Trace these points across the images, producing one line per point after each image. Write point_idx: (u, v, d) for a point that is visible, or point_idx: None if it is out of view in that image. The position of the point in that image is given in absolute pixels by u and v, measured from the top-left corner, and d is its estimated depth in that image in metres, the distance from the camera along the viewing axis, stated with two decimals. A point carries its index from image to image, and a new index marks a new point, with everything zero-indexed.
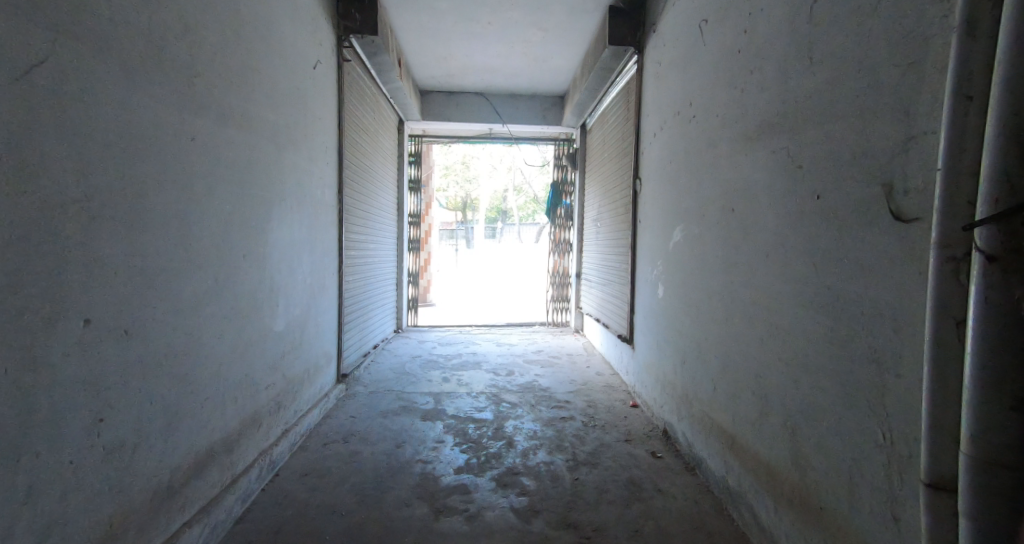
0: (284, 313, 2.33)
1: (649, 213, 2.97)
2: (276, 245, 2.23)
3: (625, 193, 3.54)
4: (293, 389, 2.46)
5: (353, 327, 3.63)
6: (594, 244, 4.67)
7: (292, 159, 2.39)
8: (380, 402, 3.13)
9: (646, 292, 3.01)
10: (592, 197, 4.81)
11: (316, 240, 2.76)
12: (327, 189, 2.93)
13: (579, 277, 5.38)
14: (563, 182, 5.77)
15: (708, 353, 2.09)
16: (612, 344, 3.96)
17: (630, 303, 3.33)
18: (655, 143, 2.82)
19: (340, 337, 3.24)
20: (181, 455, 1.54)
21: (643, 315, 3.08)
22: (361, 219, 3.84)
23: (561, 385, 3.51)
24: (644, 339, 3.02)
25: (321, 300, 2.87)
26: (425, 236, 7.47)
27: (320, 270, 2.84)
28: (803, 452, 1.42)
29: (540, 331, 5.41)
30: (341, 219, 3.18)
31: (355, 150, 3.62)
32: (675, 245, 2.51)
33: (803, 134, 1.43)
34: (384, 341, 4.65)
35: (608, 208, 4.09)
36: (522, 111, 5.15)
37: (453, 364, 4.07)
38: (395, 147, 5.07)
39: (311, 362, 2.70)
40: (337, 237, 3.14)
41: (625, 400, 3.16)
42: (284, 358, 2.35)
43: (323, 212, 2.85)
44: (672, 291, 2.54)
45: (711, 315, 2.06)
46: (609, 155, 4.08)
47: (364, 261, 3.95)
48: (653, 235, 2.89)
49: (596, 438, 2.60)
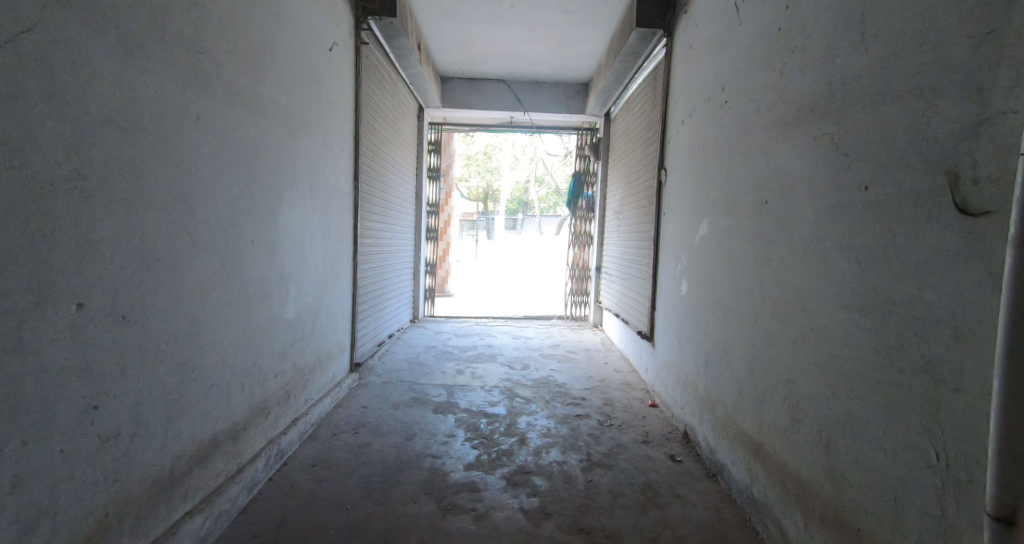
0: (295, 300, 2.29)
1: (674, 206, 2.84)
2: (287, 232, 2.18)
3: (648, 184, 3.41)
4: (304, 378, 2.43)
5: (367, 316, 3.60)
6: (616, 237, 4.53)
7: (306, 144, 2.34)
8: (393, 393, 3.09)
9: (669, 288, 2.90)
10: (615, 189, 4.67)
11: (330, 226, 2.71)
12: (343, 176, 2.88)
13: (599, 271, 5.26)
14: (585, 172, 5.63)
15: (734, 355, 1.97)
16: (631, 340, 3.84)
17: (651, 299, 3.22)
18: (683, 132, 2.68)
19: (354, 326, 3.21)
20: (184, 444, 1.51)
21: (665, 311, 2.96)
22: (378, 207, 3.79)
23: (577, 382, 3.42)
24: (666, 337, 2.91)
25: (335, 289, 2.83)
26: (445, 226, 7.43)
27: (334, 258, 2.80)
28: (839, 467, 1.31)
29: (558, 325, 5.31)
30: (357, 206, 3.14)
31: (373, 136, 3.56)
32: (702, 239, 2.38)
33: (850, 118, 1.30)
34: (400, 331, 4.63)
35: (631, 200, 3.96)
36: (545, 99, 5.03)
37: (468, 357, 4.01)
38: (414, 135, 5.01)
39: (323, 350, 2.67)
40: (352, 225, 3.09)
41: (644, 399, 3.05)
42: (295, 346, 2.31)
43: (338, 198, 2.81)
44: (697, 287, 2.42)
45: (739, 315, 1.94)
46: (633, 145, 3.94)
47: (380, 250, 3.91)
48: (678, 229, 2.76)
49: (612, 438, 2.50)
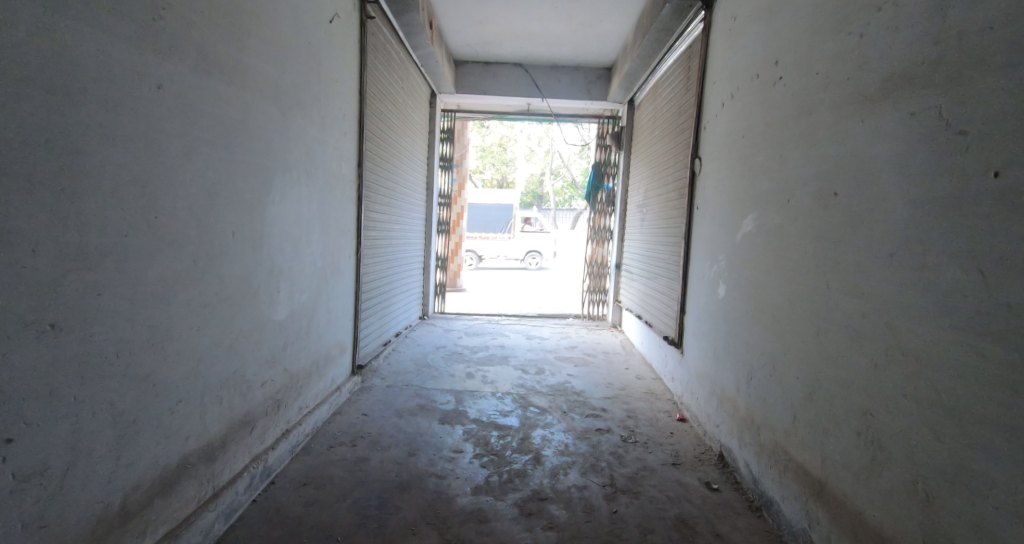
0: (287, 300, 2.07)
1: (710, 199, 2.55)
2: (278, 222, 1.95)
3: (678, 175, 3.12)
4: (298, 384, 2.20)
5: (372, 314, 3.38)
6: (639, 233, 4.24)
7: (302, 125, 2.10)
8: (397, 399, 2.86)
9: (702, 291, 2.62)
10: (638, 181, 4.37)
11: (330, 218, 2.48)
12: (345, 162, 2.64)
13: (620, 268, 4.97)
14: (605, 163, 5.32)
15: (787, 373, 1.69)
16: (655, 344, 3.56)
17: (680, 301, 2.94)
18: (723, 116, 2.39)
19: (357, 325, 2.98)
20: (145, 470, 1.29)
21: (696, 315, 2.68)
22: (385, 197, 3.56)
23: (596, 389, 3.15)
24: (698, 345, 2.63)
25: (335, 286, 2.60)
26: (457, 219, 7.18)
27: (335, 252, 2.57)
28: (946, 532, 1.03)
29: (574, 324, 5.05)
30: (361, 195, 2.90)
31: (380, 120, 3.31)
32: (746, 237, 2.10)
33: (979, 85, 1.01)
34: (408, 329, 4.40)
35: (657, 193, 3.67)
36: (564, 84, 4.73)
37: (479, 359, 3.77)
38: (426, 122, 4.76)
39: (320, 353, 2.45)
40: (356, 216, 2.86)
41: (671, 413, 2.77)
42: (288, 350, 2.09)
43: (339, 187, 2.58)
44: (739, 292, 2.14)
45: (796, 326, 1.66)
46: (660, 133, 3.64)
47: (387, 243, 3.68)
48: (714, 225, 2.48)
49: (637, 459, 2.24)
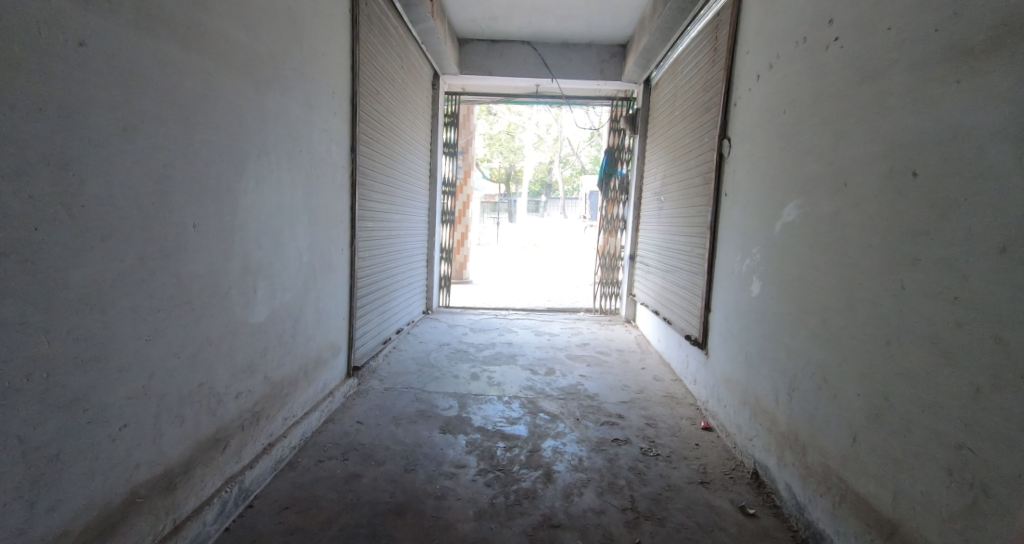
0: (269, 299, 1.84)
1: (742, 184, 2.29)
2: (256, 212, 1.73)
3: (702, 159, 2.84)
4: (283, 392, 1.99)
5: (370, 311, 3.15)
6: (655, 223, 3.97)
7: (283, 103, 1.87)
8: (396, 403, 2.64)
9: (731, 288, 2.36)
10: (655, 167, 4.09)
11: (319, 207, 2.25)
12: (336, 146, 2.40)
13: (634, 260, 4.70)
14: (618, 148, 5.03)
15: (845, 387, 1.44)
16: (674, 343, 3.31)
17: (704, 298, 2.69)
18: (758, 90, 2.12)
19: (353, 324, 2.76)
20: (77, 512, 1.07)
21: (724, 315, 2.43)
22: (383, 185, 3.32)
23: (610, 393, 2.91)
24: (726, 347, 2.38)
25: (327, 282, 2.38)
26: (463, 208, 6.93)
27: (325, 245, 2.34)
28: None
29: (586, 319, 4.80)
30: (354, 182, 2.66)
31: (376, 102, 3.06)
32: (787, 227, 1.83)
33: None
34: (410, 325, 4.18)
35: (676, 180, 3.39)
36: (576, 64, 4.44)
37: (484, 358, 3.54)
38: (428, 106, 4.49)
39: (310, 356, 2.23)
40: (350, 205, 2.64)
41: (695, 421, 2.53)
42: (270, 356, 1.87)
43: (329, 172, 2.34)
44: (778, 290, 1.88)
45: (857, 333, 1.40)
46: (681, 114, 3.35)
47: (386, 235, 3.45)
48: (746, 215, 2.21)
49: (661, 477, 2.01)
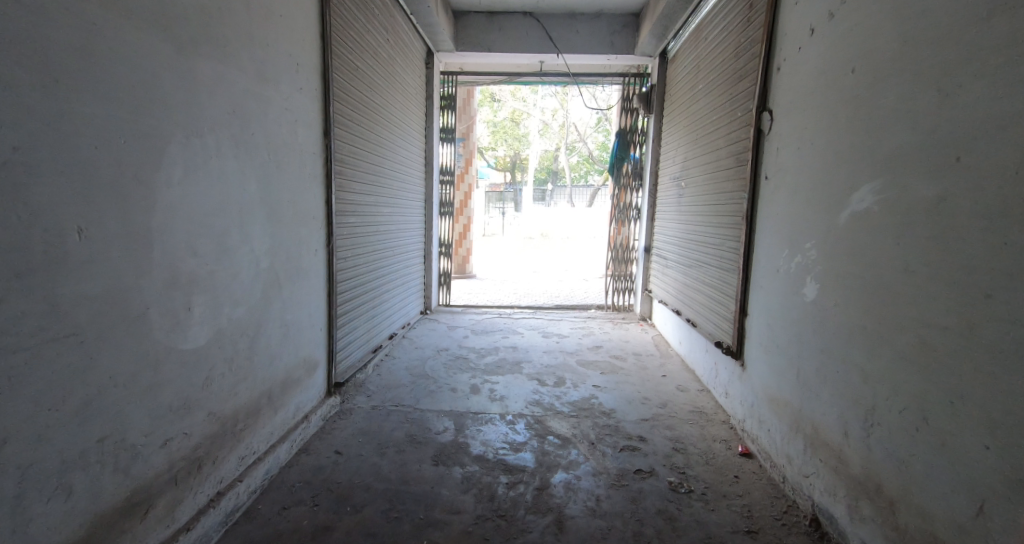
0: (214, 317, 1.50)
1: (790, 164, 1.90)
2: (190, 211, 1.38)
3: (735, 137, 2.45)
4: (240, 427, 1.65)
5: (355, 317, 2.81)
6: (675, 212, 3.57)
7: (225, 74, 1.51)
8: (383, 426, 2.30)
9: (775, 290, 1.98)
10: (674, 149, 3.68)
11: (282, 202, 1.89)
12: (304, 128, 2.04)
13: (649, 252, 4.31)
14: (629, 130, 4.61)
15: (961, 435, 1.07)
16: (700, 348, 2.93)
17: (739, 300, 2.32)
18: (816, 47, 1.72)
19: (334, 335, 2.42)
20: None
21: (766, 321, 2.05)
22: (369, 175, 2.96)
23: (629, 409, 2.56)
24: (769, 360, 2.01)
25: (297, 289, 2.03)
26: (464, 199, 6.56)
27: (293, 246, 1.99)
28: None
29: (597, 318, 4.42)
30: (330, 171, 2.30)
31: (358, 79, 2.69)
32: (859, 216, 1.46)
33: None
34: (406, 329, 3.84)
35: (701, 162, 2.99)
36: (583, 37, 4.03)
37: (486, 366, 3.19)
38: (421, 87, 4.11)
39: (277, 378, 1.89)
40: (325, 198, 2.28)
41: (730, 445, 2.17)
42: (221, 386, 1.54)
43: (296, 160, 1.98)
44: (845, 295, 1.51)
45: (984, 365, 1.03)
46: (706, 86, 2.94)
47: (373, 231, 3.10)
48: (797, 201, 1.83)
49: (697, 523, 1.66)
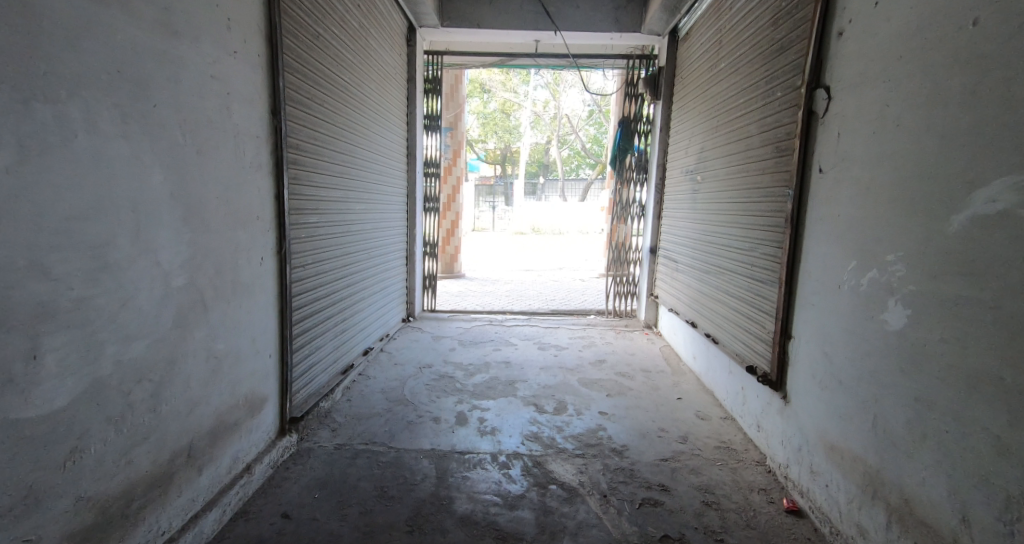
0: (91, 361, 1.06)
1: (859, 155, 1.51)
2: (37, 214, 0.93)
3: (775, 122, 2.04)
4: (140, 505, 1.22)
5: (319, 333, 2.38)
6: (689, 210, 3.17)
7: (103, 16, 1.06)
8: (349, 473, 1.88)
9: (837, 311, 1.59)
10: (688, 138, 3.28)
11: (209, 197, 1.45)
12: (240, 103, 1.59)
13: (655, 253, 3.91)
14: (631, 118, 4.20)
15: None
16: (723, 369, 2.54)
17: (780, 319, 1.92)
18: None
19: (289, 361, 1.98)
20: None
21: (823, 350, 1.66)
22: (336, 165, 2.51)
23: (645, 446, 2.16)
24: (826, 399, 1.62)
25: (233, 310, 1.59)
26: (452, 193, 6.11)
27: (227, 255, 1.55)
28: None
29: (598, 325, 4.02)
30: (282, 159, 1.85)
31: (321, 49, 2.23)
32: (988, 222, 1.06)
33: None
34: (384, 341, 3.40)
35: (726, 152, 2.59)
36: (584, 12, 3.60)
37: (475, 387, 2.77)
38: (402, 68, 3.65)
39: (205, 429, 1.45)
40: (275, 194, 1.84)
41: (773, 498, 1.77)
42: (107, 455, 1.10)
43: (231, 144, 1.54)
44: (964, 330, 1.11)
45: None
46: (733, 63, 2.53)
47: (342, 231, 2.65)
48: (872, 202, 1.44)
49: None
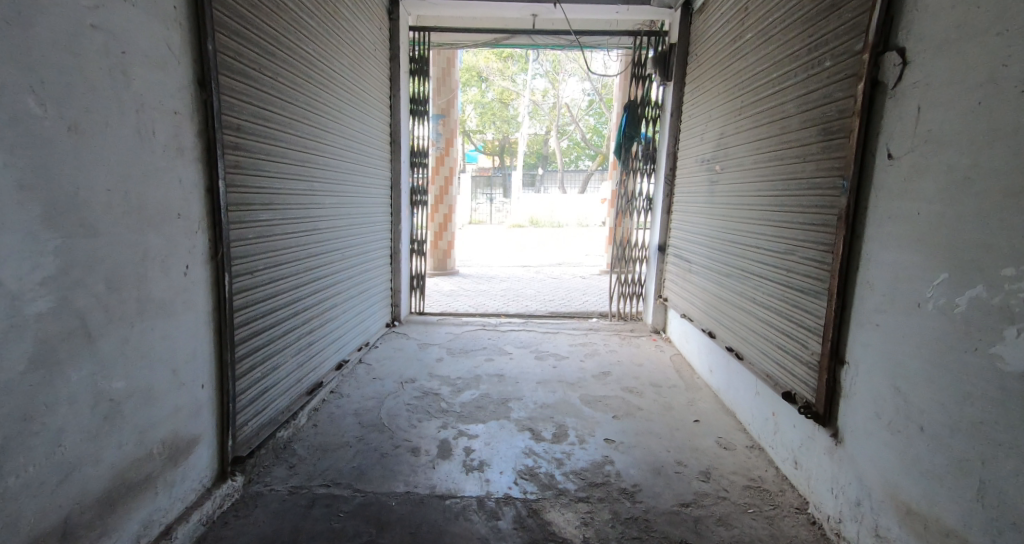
0: None
1: (954, 135, 1.15)
2: None
3: (825, 98, 1.67)
4: None
5: (278, 349, 2.02)
6: (706, 205, 2.81)
7: None
8: (303, 528, 1.53)
9: (916, 335, 1.24)
10: (704, 122, 2.91)
11: (94, 189, 1.08)
12: (146, 68, 1.22)
13: (664, 250, 3.55)
14: (637, 102, 3.81)
15: None
16: (750, 389, 2.19)
17: (830, 339, 1.57)
18: None
19: (232, 388, 1.63)
20: None
21: (893, 383, 1.30)
22: (297, 151, 2.13)
23: (661, 486, 1.81)
24: (900, 448, 1.26)
25: (142, 335, 1.23)
26: (445, 185, 5.73)
27: (128, 265, 1.19)
28: None
29: (601, 330, 3.67)
30: (214, 139, 1.48)
31: (271, 9, 1.85)
32: None
33: None
34: (364, 351, 3.05)
35: (755, 138, 2.22)
36: None
37: (462, 407, 2.42)
38: (383, 45, 3.27)
39: (93, 496, 1.11)
40: (205, 184, 1.47)
41: None
42: None
43: (132, 120, 1.19)
44: None
45: None
46: (767, 31, 2.16)
47: (308, 227, 2.28)
48: (975, 196, 1.08)
49: None
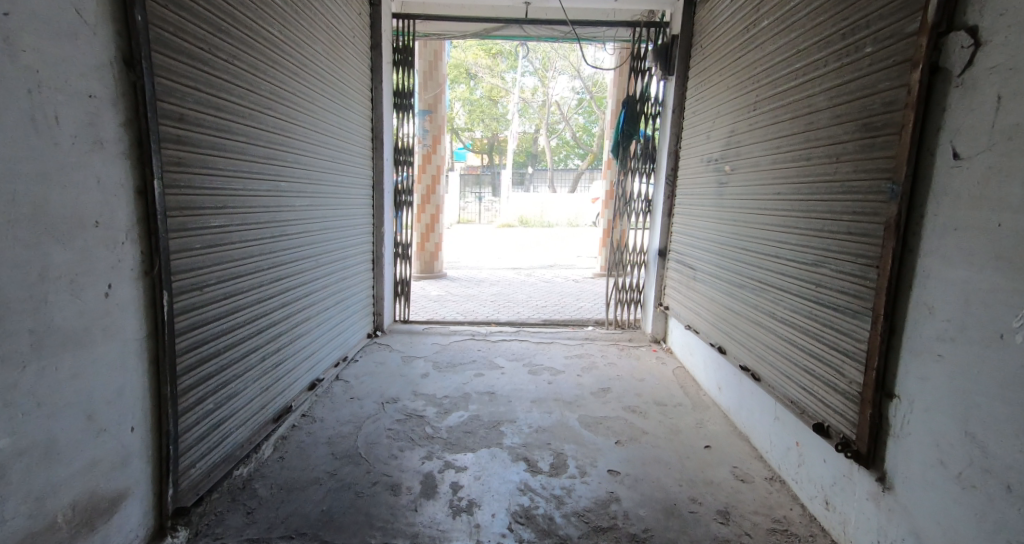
0: None
1: None
2: None
3: (865, 90, 1.46)
4: None
5: (238, 374, 1.76)
6: (713, 208, 2.59)
7: None
8: None
9: (997, 373, 1.02)
10: (711, 119, 2.69)
11: None
12: (44, 38, 0.97)
13: (665, 255, 3.34)
14: (635, 98, 3.59)
15: None
16: (768, 413, 1.97)
17: (875, 367, 1.35)
18: None
19: (175, 428, 1.37)
20: None
21: (964, 428, 1.09)
22: (260, 147, 1.87)
23: (675, 532, 1.58)
24: (975, 506, 1.05)
25: (39, 377, 0.98)
26: (432, 184, 5.46)
27: (17, 289, 0.93)
28: None
29: (598, 340, 3.45)
30: (146, 131, 1.22)
31: None
32: None
33: None
34: (341, 366, 2.78)
35: (772, 135, 2.00)
36: None
37: (449, 432, 2.17)
38: (363, 33, 3.01)
39: None
40: (135, 186, 1.21)
41: None
42: None
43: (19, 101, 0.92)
44: None
45: None
46: (787, 17, 1.94)
47: (274, 233, 2.02)
48: None
49: None
